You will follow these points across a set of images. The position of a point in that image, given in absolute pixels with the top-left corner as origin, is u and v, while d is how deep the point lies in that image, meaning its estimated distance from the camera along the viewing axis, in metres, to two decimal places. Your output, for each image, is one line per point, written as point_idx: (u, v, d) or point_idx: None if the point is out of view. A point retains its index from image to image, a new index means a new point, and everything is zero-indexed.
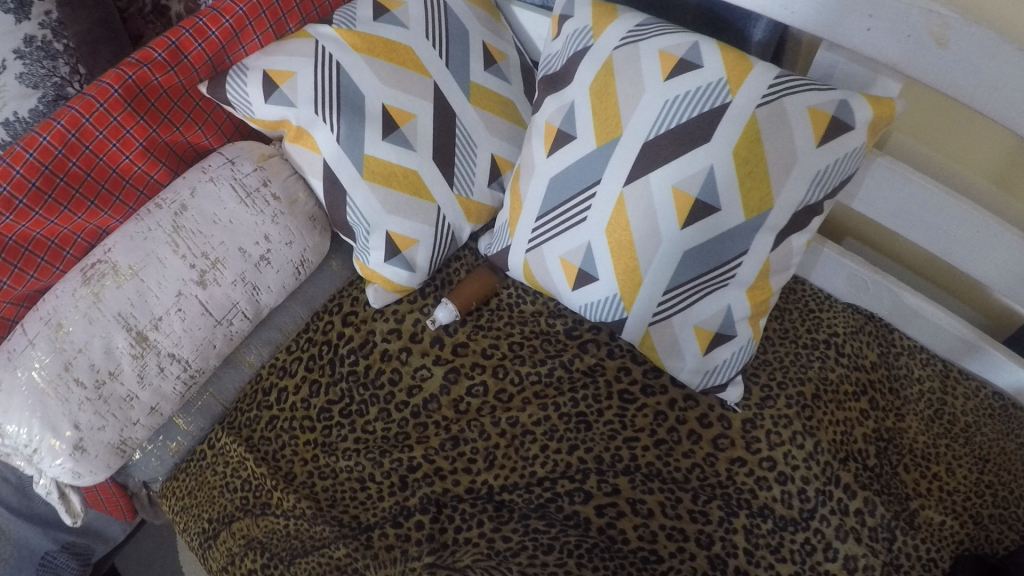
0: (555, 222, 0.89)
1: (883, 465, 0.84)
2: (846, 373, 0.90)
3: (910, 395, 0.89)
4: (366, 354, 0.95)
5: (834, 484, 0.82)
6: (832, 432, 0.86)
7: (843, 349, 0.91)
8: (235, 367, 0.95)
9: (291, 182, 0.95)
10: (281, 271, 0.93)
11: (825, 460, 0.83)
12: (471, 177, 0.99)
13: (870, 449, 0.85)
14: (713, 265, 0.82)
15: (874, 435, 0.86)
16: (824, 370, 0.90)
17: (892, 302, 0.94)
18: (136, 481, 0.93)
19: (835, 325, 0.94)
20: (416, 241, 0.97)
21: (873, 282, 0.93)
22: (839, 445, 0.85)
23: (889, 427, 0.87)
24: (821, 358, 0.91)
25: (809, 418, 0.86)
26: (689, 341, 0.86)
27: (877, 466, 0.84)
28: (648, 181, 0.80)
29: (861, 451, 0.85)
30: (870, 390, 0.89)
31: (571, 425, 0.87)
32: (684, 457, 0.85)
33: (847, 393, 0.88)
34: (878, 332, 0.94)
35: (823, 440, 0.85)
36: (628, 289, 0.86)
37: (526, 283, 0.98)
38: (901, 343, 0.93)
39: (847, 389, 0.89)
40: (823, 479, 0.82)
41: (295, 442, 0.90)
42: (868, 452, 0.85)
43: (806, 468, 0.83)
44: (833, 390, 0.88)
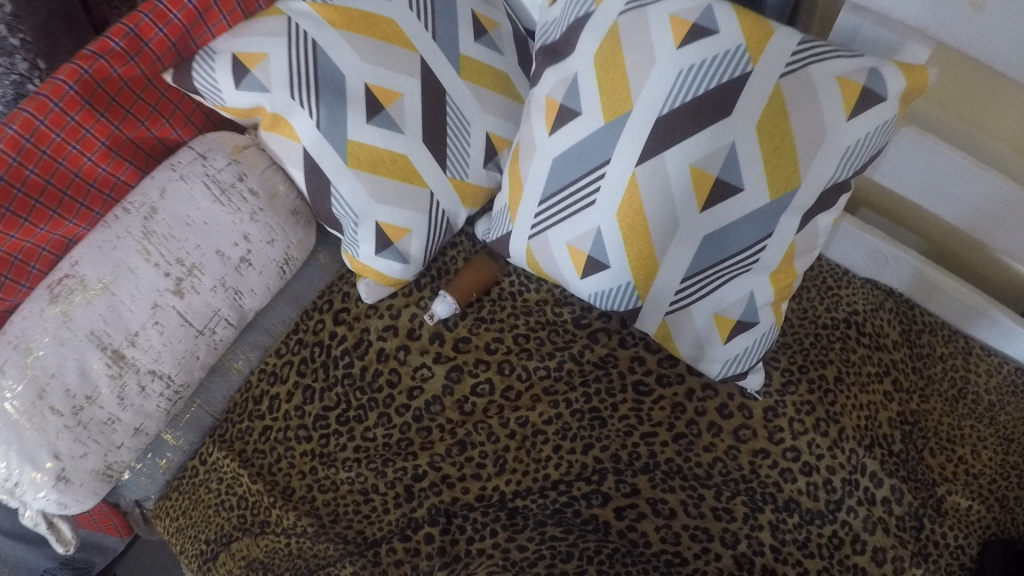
0: (560, 206, 0.82)
1: (909, 450, 0.82)
2: (868, 354, 0.86)
3: (934, 373, 0.87)
4: (361, 355, 0.89)
5: (860, 472, 0.79)
6: (856, 418, 0.82)
7: (864, 329, 0.88)
8: (222, 375, 0.90)
9: (269, 174, 0.88)
10: (264, 271, 0.86)
11: (850, 448, 0.80)
12: (465, 158, 0.92)
13: (895, 434, 0.82)
14: (736, 249, 0.77)
15: (898, 419, 0.83)
16: (845, 351, 0.86)
17: (912, 277, 0.91)
18: (129, 500, 0.90)
19: (854, 303, 0.90)
20: (408, 231, 0.90)
21: (893, 256, 0.90)
22: (864, 431, 0.82)
23: (913, 409, 0.84)
24: (842, 339, 0.87)
25: (832, 404, 0.83)
26: (709, 330, 0.81)
27: (903, 452, 0.82)
28: (665, 160, 0.74)
29: (886, 436, 0.82)
30: (893, 370, 0.86)
31: (585, 423, 0.83)
32: (705, 452, 0.81)
33: (871, 374, 0.85)
34: (899, 308, 0.91)
35: (847, 427, 0.81)
36: (642, 277, 0.80)
37: (530, 269, 0.92)
38: (923, 320, 0.90)
39: (870, 370, 0.85)
40: (849, 468, 0.79)
41: (292, 454, 0.85)
42: (893, 438, 0.82)
43: (831, 457, 0.80)
44: (855, 371, 0.85)
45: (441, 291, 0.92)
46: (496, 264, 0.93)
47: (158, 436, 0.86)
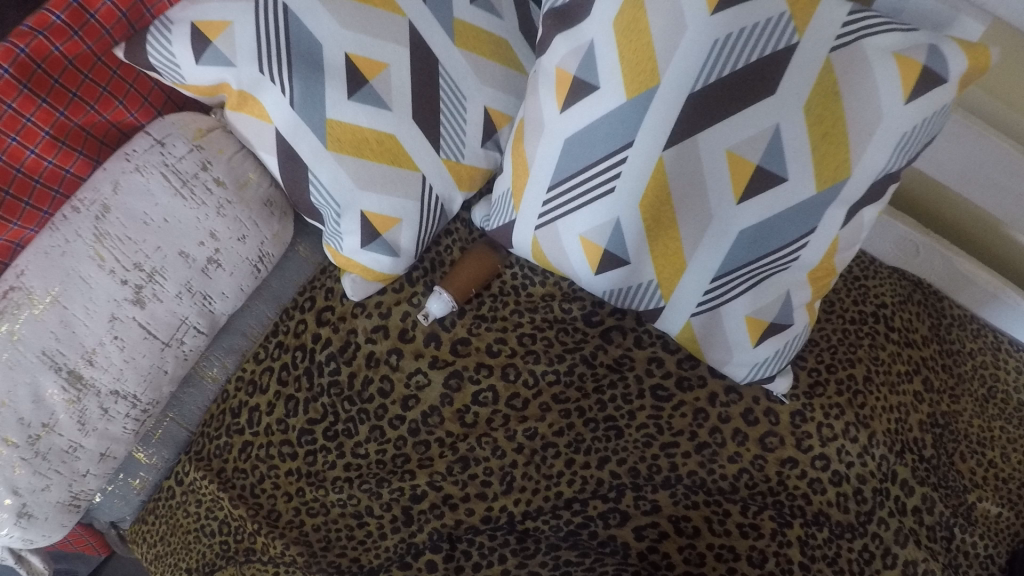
0: (573, 195, 0.74)
1: (939, 455, 0.80)
2: (898, 351, 0.83)
3: (964, 372, 0.87)
4: (349, 360, 0.80)
5: (890, 480, 0.76)
6: (886, 421, 0.79)
7: (893, 323, 0.85)
8: (197, 386, 0.81)
9: (239, 160, 0.77)
10: (235, 272, 0.77)
11: (880, 454, 0.76)
12: (461, 137, 0.82)
13: (924, 438, 0.80)
14: (775, 246, 0.69)
15: (929, 422, 0.81)
16: (874, 348, 0.82)
17: (940, 265, 0.90)
18: (103, 523, 0.83)
19: (882, 295, 0.87)
20: (398, 221, 0.80)
21: (923, 245, 0.88)
22: (894, 435, 0.78)
23: (943, 411, 0.83)
24: (871, 335, 0.83)
25: (862, 407, 0.78)
26: (739, 333, 0.74)
27: (934, 457, 0.80)
28: (697, 143, 0.67)
29: (917, 441, 0.80)
30: (921, 369, 0.84)
31: (599, 434, 0.76)
32: (730, 463, 0.75)
33: (901, 373, 0.82)
34: (927, 301, 0.90)
35: (878, 431, 0.77)
36: (667, 273, 0.73)
37: (535, 261, 0.83)
38: (952, 313, 0.90)
39: (901, 369, 0.83)
40: (879, 477, 0.76)
41: (276, 473, 0.77)
42: (924, 442, 0.80)
43: (861, 465, 0.76)
44: (884, 370, 0.81)
45: (436, 287, 0.83)
46: (495, 258, 0.84)
47: (129, 456, 0.78)
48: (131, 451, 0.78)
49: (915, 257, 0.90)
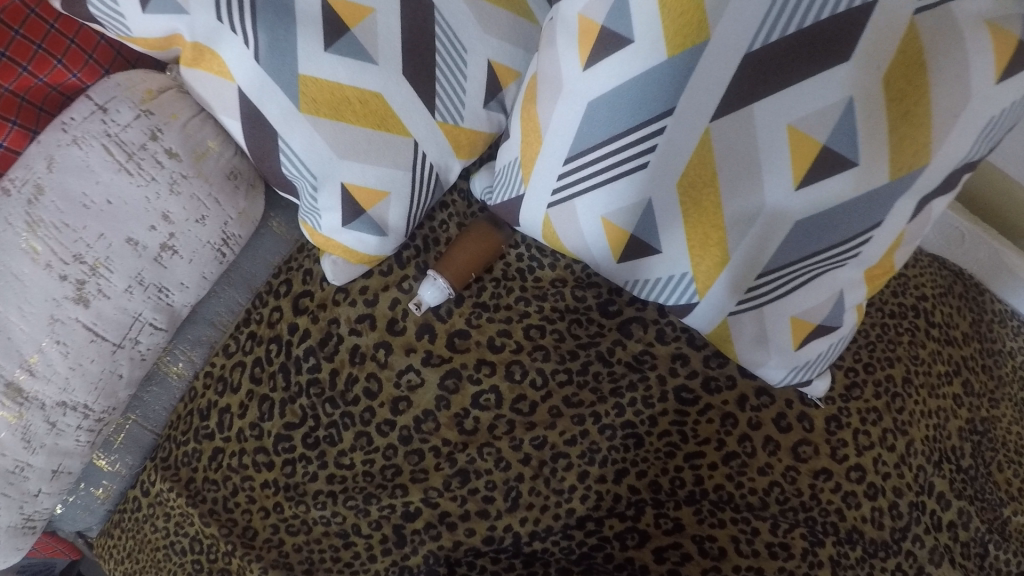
0: (596, 169, 0.64)
1: (976, 466, 0.76)
2: (939, 350, 0.78)
3: (1003, 374, 0.83)
4: (330, 356, 0.71)
5: (927, 493, 0.71)
6: (924, 428, 0.73)
7: (933, 318, 0.79)
8: (160, 384, 0.72)
9: (196, 125, 0.67)
10: (196, 259, 0.67)
11: (917, 465, 0.71)
12: (460, 95, 0.70)
13: (962, 446, 0.76)
14: (835, 239, 0.60)
15: (967, 429, 0.77)
16: (914, 345, 0.77)
17: (985, 259, 0.91)
18: (68, 532, 0.75)
19: (923, 286, 0.81)
20: (385, 195, 0.70)
21: (971, 234, 0.91)
22: (932, 443, 0.73)
23: (982, 417, 0.78)
24: (911, 331, 0.77)
25: (900, 412, 0.72)
26: (781, 335, 0.65)
27: (972, 468, 0.75)
28: (752, 115, 0.57)
29: (955, 449, 0.75)
30: (961, 370, 0.79)
31: (617, 443, 0.68)
32: (761, 476, 0.68)
33: (941, 375, 0.77)
34: (968, 294, 0.86)
35: (916, 439, 0.72)
36: (705, 266, 0.64)
37: (544, 241, 0.73)
38: (993, 310, 0.87)
39: (940, 370, 0.77)
40: (916, 489, 0.70)
41: (251, 485, 0.68)
42: (963, 451, 0.75)
43: (898, 477, 0.70)
44: (924, 370, 0.76)
45: (429, 270, 0.73)
46: (496, 238, 0.74)
47: (88, 463, 0.69)
48: (91, 458, 0.70)
49: (960, 242, 0.92)
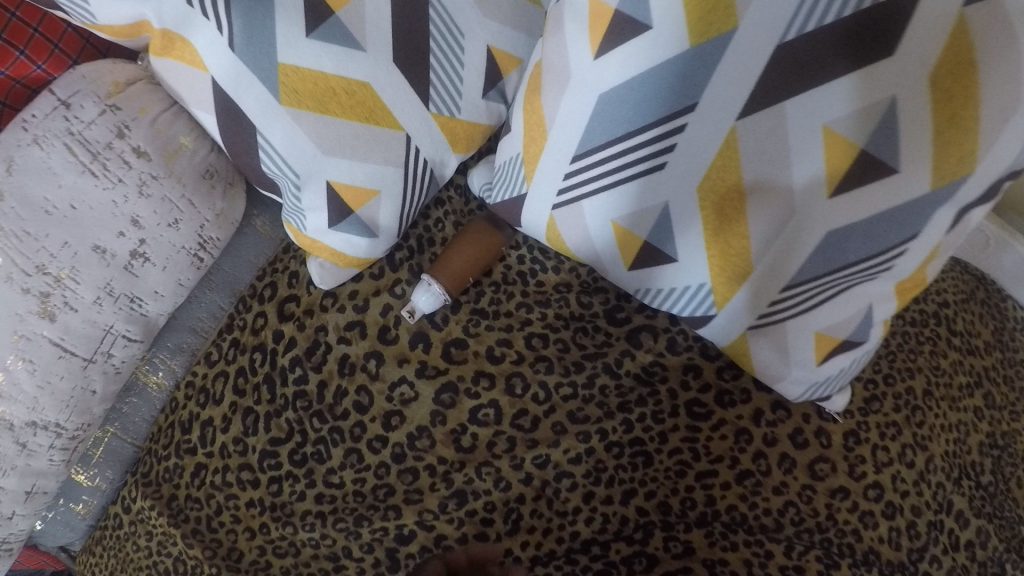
0: (606, 169, 0.59)
1: (996, 483, 0.72)
2: (960, 360, 0.75)
3: None
4: (318, 366, 0.66)
5: (946, 512, 0.67)
6: (944, 443, 0.70)
7: (955, 326, 0.76)
8: (139, 395, 0.67)
9: (167, 120, 0.61)
10: (169, 266, 0.62)
11: (937, 481, 0.68)
12: (457, 84, 0.64)
13: (982, 462, 0.72)
14: (867, 252, 0.55)
15: (988, 443, 0.73)
16: (935, 354, 0.73)
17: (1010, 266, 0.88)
18: (50, 547, 0.70)
19: (945, 292, 0.78)
20: (376, 194, 0.64)
21: (997, 239, 0.88)
22: (952, 459, 0.70)
23: (1004, 431, 0.75)
24: (932, 339, 0.74)
25: (920, 426, 0.69)
26: (803, 350, 0.61)
27: (991, 484, 0.72)
28: (784, 113, 0.51)
29: (975, 465, 0.72)
30: (982, 381, 0.75)
31: (624, 462, 0.64)
32: (775, 496, 0.64)
33: (962, 387, 0.74)
34: (989, 301, 0.82)
35: (936, 455, 0.69)
36: (725, 278, 0.59)
37: (549, 244, 0.68)
38: (1015, 317, 0.83)
39: (962, 382, 0.74)
40: (935, 508, 0.67)
41: (235, 504, 0.64)
42: (983, 467, 0.72)
43: (917, 495, 0.67)
44: (945, 381, 0.72)
45: (424, 273, 0.68)
46: (497, 238, 0.69)
47: (67, 479, 0.65)
48: (69, 474, 0.65)
49: (985, 250, 0.89)
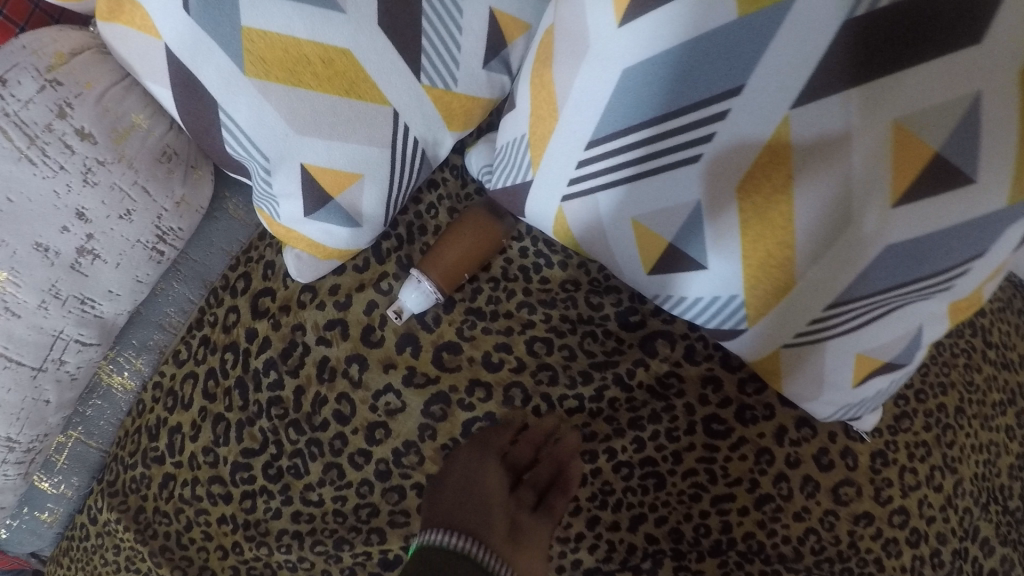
0: (626, 158, 0.51)
1: None
2: (994, 375, 0.68)
3: None
4: (294, 371, 0.59)
5: (971, 538, 0.62)
6: (974, 465, 0.64)
7: (991, 338, 0.69)
8: (104, 397, 0.62)
9: (118, 96, 0.52)
10: (124, 263, 0.55)
11: (964, 507, 0.62)
12: (454, 52, 0.55)
13: (1010, 485, 0.66)
14: (925, 271, 0.48)
15: (1018, 466, 0.67)
16: (969, 369, 0.67)
17: None
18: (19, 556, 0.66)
19: None
20: (358, 178, 0.56)
21: None
22: (980, 482, 0.64)
23: None
24: (967, 352, 0.67)
25: (950, 446, 0.63)
26: (841, 370, 0.54)
27: None
28: (849, 104, 0.43)
29: (1003, 488, 0.66)
30: (1017, 398, 0.69)
31: (634, 484, 0.59)
32: (796, 522, 0.59)
33: (995, 405, 0.67)
34: None
35: (965, 478, 0.63)
36: (760, 291, 0.51)
37: (557, 237, 0.60)
38: None
39: (995, 399, 0.67)
40: (960, 535, 0.62)
41: (206, 520, 0.59)
42: (1011, 491, 0.66)
43: (943, 521, 0.61)
44: (978, 398, 0.66)
45: (414, 267, 0.60)
46: (494, 237, 0.61)
47: (28, 488, 0.59)
48: (31, 483, 0.60)
49: None
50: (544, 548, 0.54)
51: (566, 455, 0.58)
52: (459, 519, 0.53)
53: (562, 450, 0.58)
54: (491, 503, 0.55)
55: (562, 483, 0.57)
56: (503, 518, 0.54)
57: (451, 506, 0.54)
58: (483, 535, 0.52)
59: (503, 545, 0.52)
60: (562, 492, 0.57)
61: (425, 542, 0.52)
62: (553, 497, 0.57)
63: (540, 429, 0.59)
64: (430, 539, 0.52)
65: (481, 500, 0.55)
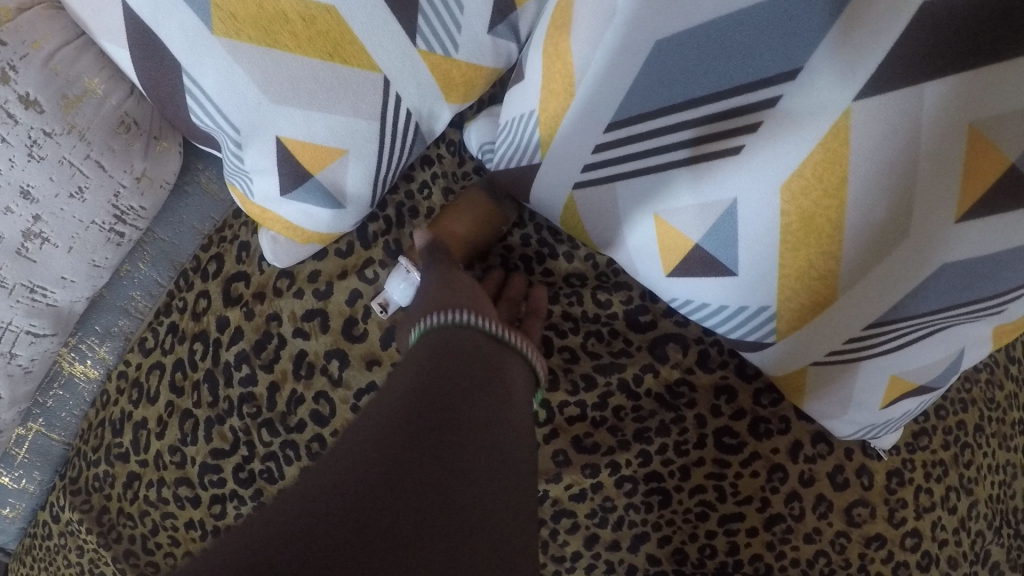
0: (649, 141, 0.44)
1: None
2: (1015, 392, 0.64)
3: None
4: (268, 365, 0.54)
5: (981, 562, 0.58)
6: (990, 485, 0.60)
7: (1015, 353, 0.65)
8: (65, 387, 0.56)
9: (70, 57, 0.45)
10: (77, 247, 0.49)
11: (977, 529, 0.58)
12: (455, 14, 0.47)
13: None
14: (980, 294, 0.43)
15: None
16: (992, 384, 0.62)
17: None
18: None
19: None
20: (341, 154, 0.49)
21: None
22: (995, 504, 0.60)
23: None
24: (991, 367, 0.63)
25: (969, 466, 0.58)
26: (872, 392, 0.49)
27: None
28: (924, 101, 0.36)
29: (1014, 510, 0.63)
30: None
31: (637, 501, 0.54)
32: (806, 544, 0.54)
33: (1014, 423, 0.63)
34: None
35: (980, 500, 0.59)
36: (794, 304, 0.45)
37: (563, 227, 0.55)
38: None
39: (1015, 417, 0.63)
40: (971, 558, 0.58)
41: (173, 524, 0.55)
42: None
43: (956, 544, 0.57)
44: (999, 416, 0.62)
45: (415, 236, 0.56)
46: (491, 232, 0.57)
47: None
48: None
49: None
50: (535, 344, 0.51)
51: (519, 292, 0.56)
52: (455, 300, 0.47)
53: (512, 290, 0.56)
54: (478, 291, 0.51)
55: (530, 310, 0.55)
56: (492, 309, 0.50)
57: (440, 295, 0.48)
58: (483, 313, 0.48)
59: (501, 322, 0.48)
60: (536, 317, 0.54)
61: (427, 327, 0.45)
62: (529, 323, 0.54)
63: (495, 279, 0.57)
64: (431, 321, 0.46)
65: (467, 293, 0.49)
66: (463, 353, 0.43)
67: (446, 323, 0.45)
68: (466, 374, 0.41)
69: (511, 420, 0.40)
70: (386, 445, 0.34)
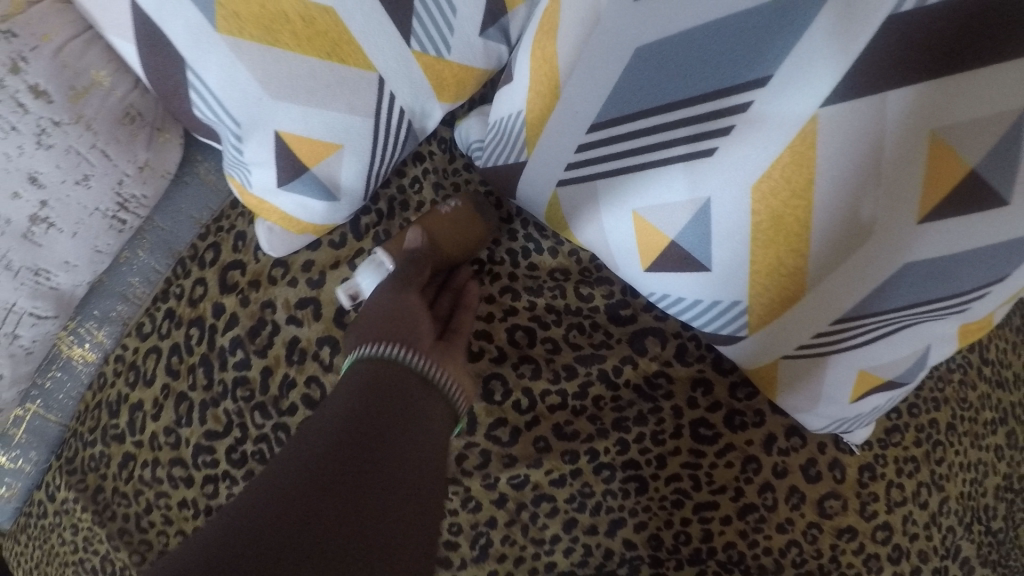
0: (628, 142, 0.47)
1: (1005, 529, 0.66)
2: (988, 394, 0.66)
3: None
4: (262, 351, 0.56)
5: (952, 557, 0.60)
6: (961, 483, 0.62)
7: (987, 356, 0.68)
8: (63, 370, 0.58)
9: (78, 50, 0.48)
10: (81, 232, 0.51)
11: (947, 525, 0.60)
12: (448, 17, 0.50)
13: (995, 505, 0.65)
14: (944, 293, 0.45)
15: (1003, 487, 0.66)
16: (965, 385, 0.65)
17: None
18: None
19: None
20: (337, 148, 0.51)
21: None
22: (965, 501, 0.62)
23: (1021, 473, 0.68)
24: (964, 368, 0.65)
25: (939, 463, 0.61)
26: (841, 386, 0.51)
27: (1000, 531, 0.66)
28: (887, 108, 0.38)
29: (987, 509, 0.65)
30: (1008, 419, 0.68)
31: (614, 488, 0.57)
32: (778, 533, 0.56)
33: (986, 424, 0.66)
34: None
35: (951, 497, 0.61)
36: (765, 300, 0.48)
37: (548, 222, 0.57)
38: None
39: (987, 419, 0.66)
40: (942, 552, 0.60)
41: (167, 503, 0.56)
42: (995, 512, 0.65)
43: (926, 538, 0.59)
44: (971, 416, 0.64)
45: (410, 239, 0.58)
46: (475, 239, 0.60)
47: None
48: None
49: None
50: (460, 354, 0.53)
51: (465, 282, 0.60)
52: (388, 329, 0.51)
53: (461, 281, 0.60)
54: (418, 310, 0.54)
55: (466, 300, 0.58)
56: (427, 329, 0.53)
57: (373, 316, 0.53)
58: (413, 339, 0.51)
59: (429, 346, 0.51)
60: (467, 309, 0.58)
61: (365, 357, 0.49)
62: (460, 317, 0.57)
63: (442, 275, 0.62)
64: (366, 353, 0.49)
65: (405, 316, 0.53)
66: (388, 399, 0.47)
67: (376, 356, 0.49)
68: (375, 427, 0.44)
69: (416, 473, 0.43)
70: (268, 506, 0.38)
